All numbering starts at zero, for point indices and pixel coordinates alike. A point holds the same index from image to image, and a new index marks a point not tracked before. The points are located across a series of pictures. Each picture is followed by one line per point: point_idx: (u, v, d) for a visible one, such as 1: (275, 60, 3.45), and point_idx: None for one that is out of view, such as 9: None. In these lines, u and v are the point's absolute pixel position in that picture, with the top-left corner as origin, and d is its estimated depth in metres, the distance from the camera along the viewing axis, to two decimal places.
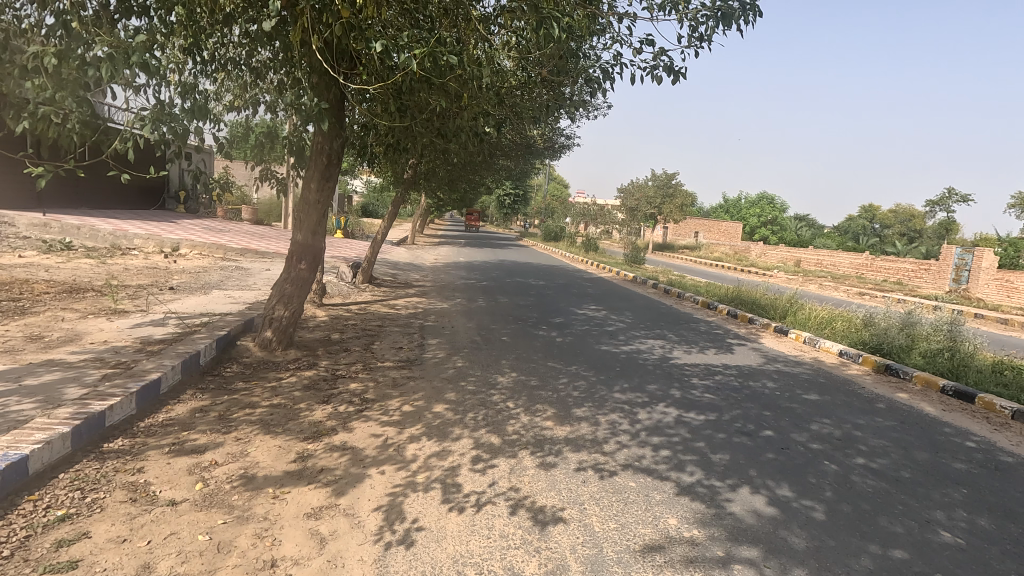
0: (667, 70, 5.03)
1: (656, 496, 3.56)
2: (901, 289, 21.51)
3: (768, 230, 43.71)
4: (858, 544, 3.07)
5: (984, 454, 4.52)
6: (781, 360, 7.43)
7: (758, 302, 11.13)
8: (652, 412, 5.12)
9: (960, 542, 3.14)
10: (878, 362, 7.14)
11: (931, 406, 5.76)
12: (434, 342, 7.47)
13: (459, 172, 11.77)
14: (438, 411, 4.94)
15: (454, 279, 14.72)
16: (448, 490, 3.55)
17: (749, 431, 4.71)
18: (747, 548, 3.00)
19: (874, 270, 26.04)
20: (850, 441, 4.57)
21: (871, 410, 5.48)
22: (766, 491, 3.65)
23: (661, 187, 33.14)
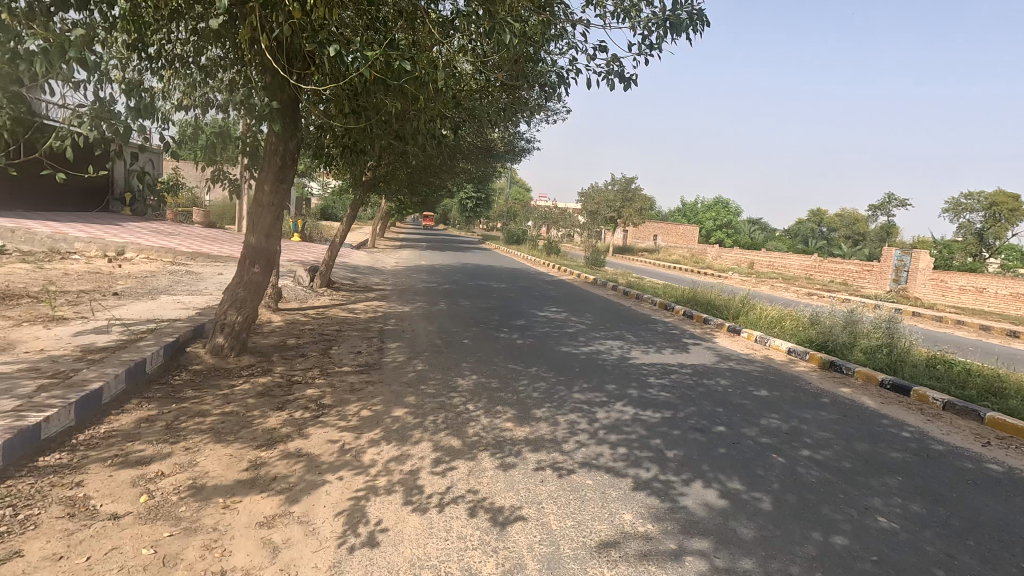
0: (619, 77, 5.14)
1: (612, 492, 3.63)
2: (846, 290, 22.50)
3: (723, 233, 45.00)
4: (802, 532, 3.20)
5: (918, 443, 4.81)
6: (733, 358, 7.70)
7: (712, 303, 11.48)
8: (610, 410, 5.22)
9: (895, 526, 3.33)
10: (823, 359, 7.48)
11: (871, 400, 6.08)
12: (393, 346, 7.39)
13: (419, 175, 11.68)
14: (398, 415, 4.89)
15: (415, 283, 14.57)
16: (410, 492, 3.53)
17: (702, 427, 4.85)
18: (698, 540, 3.09)
19: (822, 272, 27.10)
20: (796, 434, 4.78)
21: (816, 404, 5.73)
22: (718, 484, 3.77)
23: (622, 191, 33.68)
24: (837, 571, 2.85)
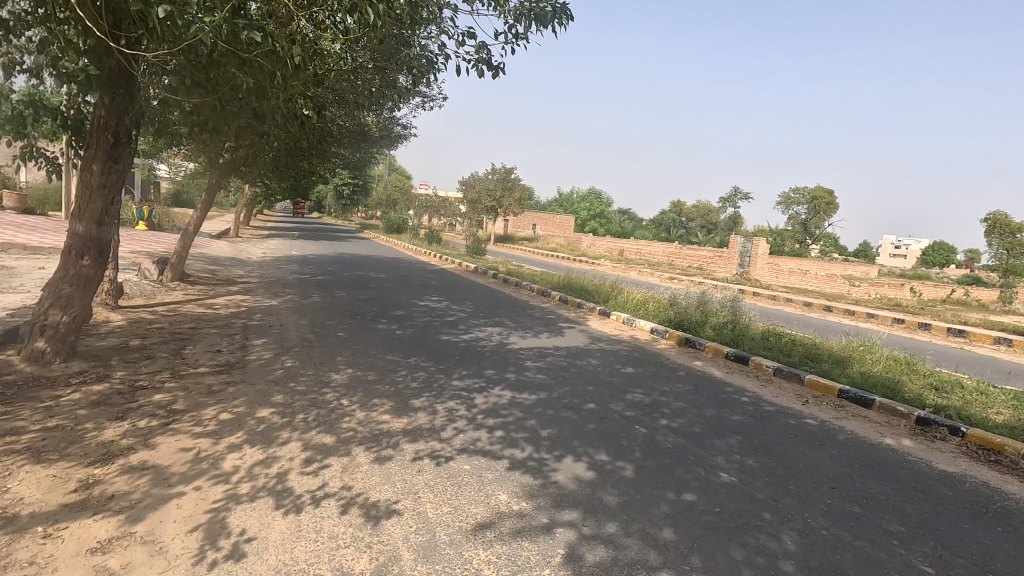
0: (487, 65, 5.18)
1: (489, 475, 3.70)
2: (702, 274, 24.94)
3: (596, 222, 47.60)
4: (658, 494, 3.52)
5: (754, 406, 5.50)
6: (603, 339, 8.22)
7: (585, 288, 12.12)
8: (488, 395, 5.31)
9: (734, 480, 3.78)
10: (679, 336, 8.25)
11: (718, 371, 6.83)
12: (259, 342, 6.86)
13: (285, 159, 10.89)
14: (263, 416, 4.56)
15: (286, 274, 13.62)
16: (276, 496, 3.32)
17: (574, 405, 5.12)
18: (568, 511, 3.27)
19: (681, 258, 29.76)
20: (656, 406, 5.23)
21: (673, 378, 6.31)
22: (587, 457, 4.01)
23: (501, 180, 34.17)
24: (686, 525, 3.17)
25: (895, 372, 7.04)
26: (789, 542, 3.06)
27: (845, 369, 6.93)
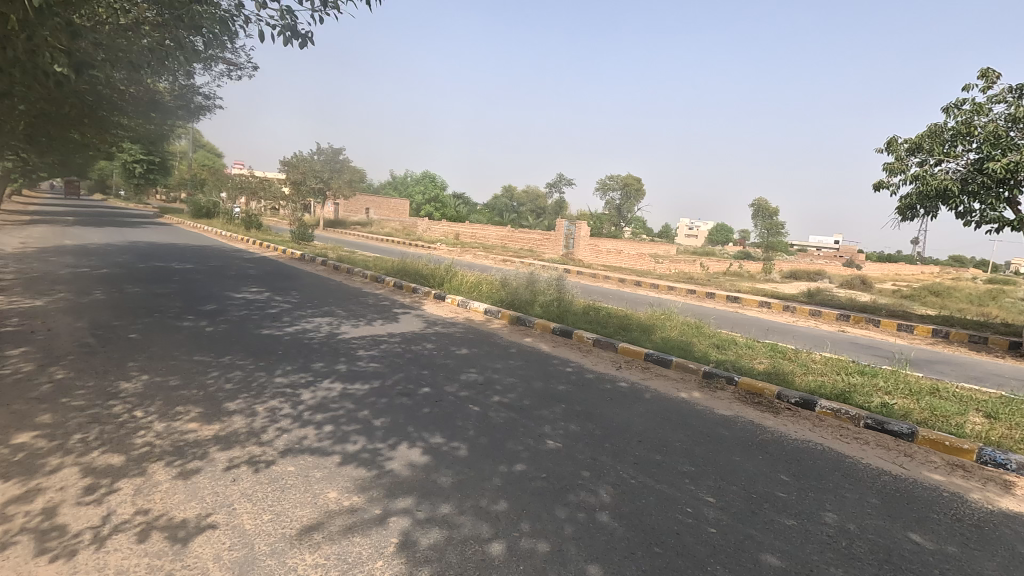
0: (294, 32, 4.76)
1: (317, 473, 3.48)
2: (532, 256, 26.33)
3: (432, 206, 47.39)
4: (491, 468, 3.64)
5: (577, 375, 5.98)
6: (439, 322, 8.24)
7: (420, 273, 12.01)
8: (316, 390, 4.98)
9: (559, 445, 4.07)
10: (511, 315, 8.62)
11: (546, 345, 7.29)
12: (15, 353, 5.56)
13: (44, 127, 8.90)
14: (22, 442, 3.71)
15: (55, 268, 11.23)
16: (42, 537, 2.73)
17: (409, 391, 5.05)
18: (402, 498, 3.22)
19: (513, 241, 31.06)
20: (489, 384, 5.40)
21: (505, 355, 6.58)
22: (421, 442, 3.99)
23: (329, 161, 32.14)
24: (517, 494, 3.33)
25: (688, 335, 8.21)
26: (605, 495, 3.39)
27: (651, 336, 7.89)
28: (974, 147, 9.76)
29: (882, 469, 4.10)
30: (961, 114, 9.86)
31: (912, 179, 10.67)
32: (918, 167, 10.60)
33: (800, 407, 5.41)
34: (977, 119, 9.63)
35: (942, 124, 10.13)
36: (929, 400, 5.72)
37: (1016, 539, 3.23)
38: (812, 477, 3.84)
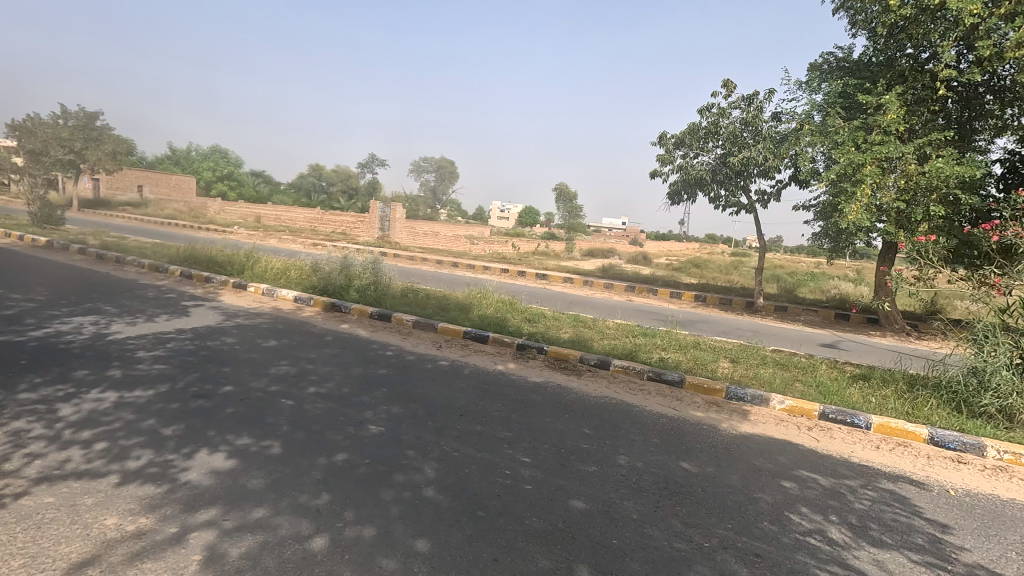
0: None
1: (88, 500, 2.92)
2: (346, 239, 25.11)
3: (225, 184, 42.00)
4: (309, 462, 3.45)
5: (397, 358, 5.94)
6: (241, 314, 7.43)
7: (214, 260, 10.64)
8: (81, 403, 4.14)
9: (381, 429, 4.02)
10: (325, 302, 8.17)
11: (364, 330, 7.07)
12: None
13: None
14: None
15: None
16: None
17: (207, 392, 4.49)
18: (205, 510, 2.88)
19: (324, 224, 28.94)
20: (303, 375, 5.07)
21: (320, 343, 6.23)
22: (226, 445, 3.60)
23: (80, 127, 26.33)
24: (339, 484, 3.22)
25: (503, 311, 8.69)
26: (429, 471, 3.45)
27: (468, 314, 8.16)
28: (719, 144, 11.92)
29: (661, 413, 4.88)
30: (710, 116, 11.92)
31: (677, 169, 12.65)
32: (681, 159, 12.59)
33: (597, 368, 6.14)
34: (721, 121, 11.75)
35: (697, 123, 12.14)
36: (692, 352, 6.95)
37: (751, 454, 4.13)
38: (608, 428, 4.40)
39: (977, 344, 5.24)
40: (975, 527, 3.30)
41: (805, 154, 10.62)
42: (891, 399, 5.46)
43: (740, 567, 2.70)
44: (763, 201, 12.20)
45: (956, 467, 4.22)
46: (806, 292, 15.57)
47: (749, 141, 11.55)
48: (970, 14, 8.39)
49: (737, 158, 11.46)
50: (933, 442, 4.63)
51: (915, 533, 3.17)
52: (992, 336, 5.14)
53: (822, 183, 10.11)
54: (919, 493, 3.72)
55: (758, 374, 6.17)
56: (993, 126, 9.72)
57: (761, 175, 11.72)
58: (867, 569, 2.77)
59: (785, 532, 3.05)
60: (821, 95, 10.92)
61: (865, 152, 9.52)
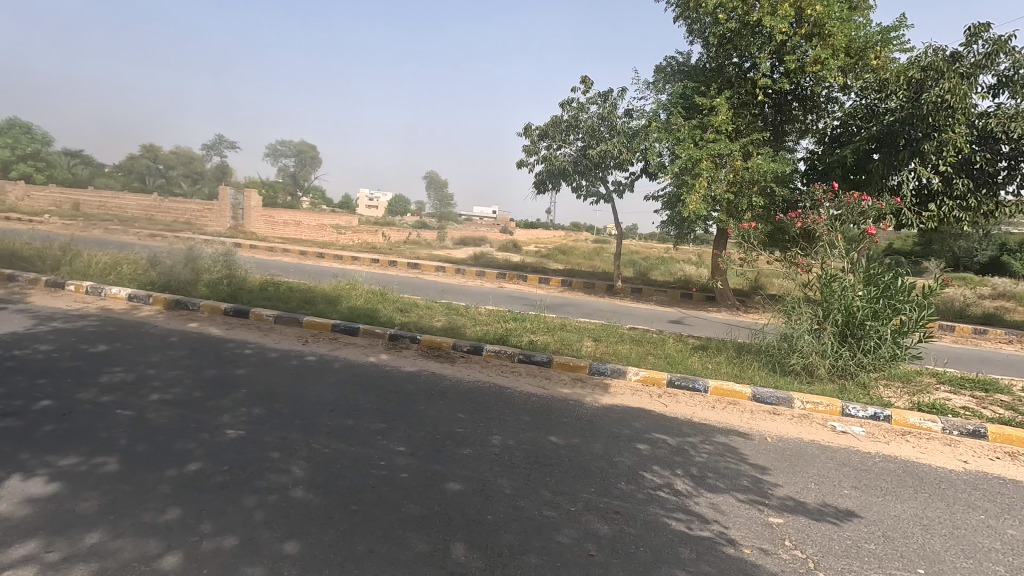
0: None
1: None
2: (191, 229, 22.56)
3: (29, 165, 35.37)
4: (155, 476, 3.11)
5: (258, 356, 5.52)
6: (58, 316, 6.37)
7: (18, 254, 8.97)
8: None
9: (241, 432, 3.74)
10: (167, 299, 7.30)
11: (217, 328, 6.46)
12: None
13: None
14: None
15: None
16: None
17: (16, 409, 3.81)
18: (20, 545, 2.47)
19: (162, 212, 25.05)
20: (143, 382, 4.51)
21: (164, 345, 5.58)
22: (45, 468, 3.10)
23: None
24: (193, 496, 2.95)
25: (373, 302, 8.44)
26: (298, 471, 3.29)
27: (336, 306, 7.81)
28: (580, 137, 12.60)
29: (531, 392, 5.13)
30: (571, 110, 12.54)
31: (542, 160, 13.16)
32: (545, 150, 13.11)
33: (471, 354, 6.25)
34: (580, 115, 12.40)
35: (559, 116, 12.70)
36: (559, 333, 7.35)
37: (611, 423, 4.52)
38: (482, 410, 4.53)
39: (787, 314, 6.21)
40: (785, 466, 3.95)
41: (653, 149, 11.64)
42: (724, 365, 6.27)
43: (602, 525, 2.96)
44: (619, 192, 13.17)
45: (774, 418, 4.99)
46: (658, 275, 17.16)
47: (606, 135, 12.36)
48: (780, 31, 9.96)
49: (596, 151, 12.21)
50: (756, 399, 5.42)
51: (742, 477, 3.71)
52: (797, 307, 6.12)
53: (668, 176, 11.10)
54: (745, 442, 4.35)
55: (617, 351, 6.72)
56: (798, 130, 11.50)
57: (617, 167, 12.63)
58: (705, 511, 3.19)
59: (640, 489, 3.40)
60: (666, 95, 12.00)
61: (702, 148, 10.70)
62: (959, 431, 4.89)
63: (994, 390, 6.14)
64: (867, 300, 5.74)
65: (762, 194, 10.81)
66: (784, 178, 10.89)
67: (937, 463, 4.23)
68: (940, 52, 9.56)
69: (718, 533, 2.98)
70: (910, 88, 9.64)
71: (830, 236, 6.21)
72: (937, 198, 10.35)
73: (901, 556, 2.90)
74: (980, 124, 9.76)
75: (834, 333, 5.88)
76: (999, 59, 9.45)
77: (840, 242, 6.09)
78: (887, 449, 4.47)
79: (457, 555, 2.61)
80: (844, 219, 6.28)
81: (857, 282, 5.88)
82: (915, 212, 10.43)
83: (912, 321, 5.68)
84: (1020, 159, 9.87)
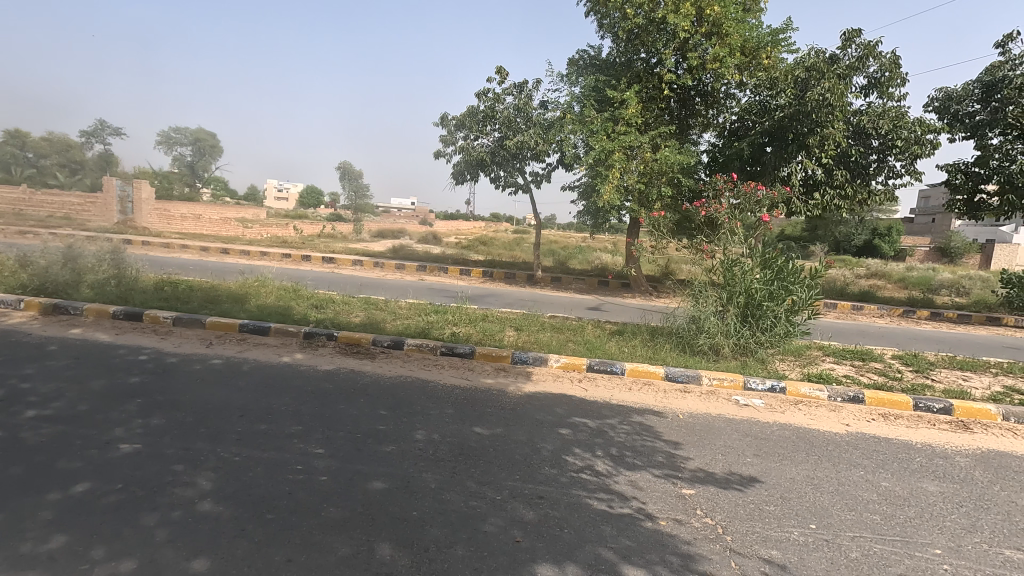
0: None
1: None
2: (70, 225, 20.31)
3: None
4: (34, 502, 2.78)
5: (154, 362, 5.07)
6: None
7: None
8: None
9: (137, 446, 3.42)
10: (43, 304, 6.52)
11: (105, 334, 5.86)
12: None
13: None
14: None
15: None
16: None
17: None
18: None
19: (34, 206, 22.46)
20: (15, 397, 4.00)
21: (40, 355, 4.98)
22: None
23: None
24: (82, 520, 2.66)
25: (285, 300, 8.00)
26: (204, 483, 3.07)
27: (244, 305, 7.34)
28: (496, 127, 12.61)
29: (454, 385, 5.10)
30: (487, 100, 12.52)
31: (459, 151, 13.05)
32: (462, 141, 13.02)
33: (391, 349, 6.10)
34: (496, 106, 12.42)
35: (475, 107, 12.65)
36: (481, 324, 7.37)
37: (534, 410, 4.60)
38: (404, 406, 4.44)
39: (693, 296, 6.61)
40: (695, 440, 4.20)
41: (568, 141, 11.89)
42: (639, 348, 6.57)
43: (527, 511, 3.01)
44: (537, 182, 13.35)
45: (684, 396, 5.30)
46: (576, 263, 17.63)
47: (522, 126, 12.44)
48: (683, 29, 10.49)
49: (512, 142, 12.26)
50: (669, 378, 5.72)
51: (657, 453, 3.91)
52: (703, 290, 6.52)
53: (583, 167, 11.37)
54: (660, 420, 4.59)
55: (538, 339, 6.83)
56: (701, 123, 12.16)
57: (533, 158, 12.76)
58: (625, 489, 3.34)
59: (563, 473, 3.49)
60: (579, 87, 12.26)
61: (614, 140, 11.07)
62: (842, 397, 5.44)
63: (869, 359, 6.91)
64: (763, 282, 6.21)
65: (669, 184, 11.42)
66: (689, 168, 11.54)
67: (824, 428, 4.69)
68: (820, 54, 10.48)
69: (636, 509, 3.12)
70: (797, 87, 10.50)
71: (730, 223, 6.65)
72: (820, 188, 11.38)
73: (796, 514, 3.19)
74: (854, 120, 10.83)
75: (736, 313, 6.34)
76: (869, 62, 10.50)
77: (738, 229, 6.58)
78: (783, 418, 4.88)
79: (382, 555, 2.55)
80: (742, 208, 6.74)
81: (754, 266, 6.33)
82: (802, 200, 11.40)
83: (802, 300, 6.21)
84: (886, 152, 11.07)
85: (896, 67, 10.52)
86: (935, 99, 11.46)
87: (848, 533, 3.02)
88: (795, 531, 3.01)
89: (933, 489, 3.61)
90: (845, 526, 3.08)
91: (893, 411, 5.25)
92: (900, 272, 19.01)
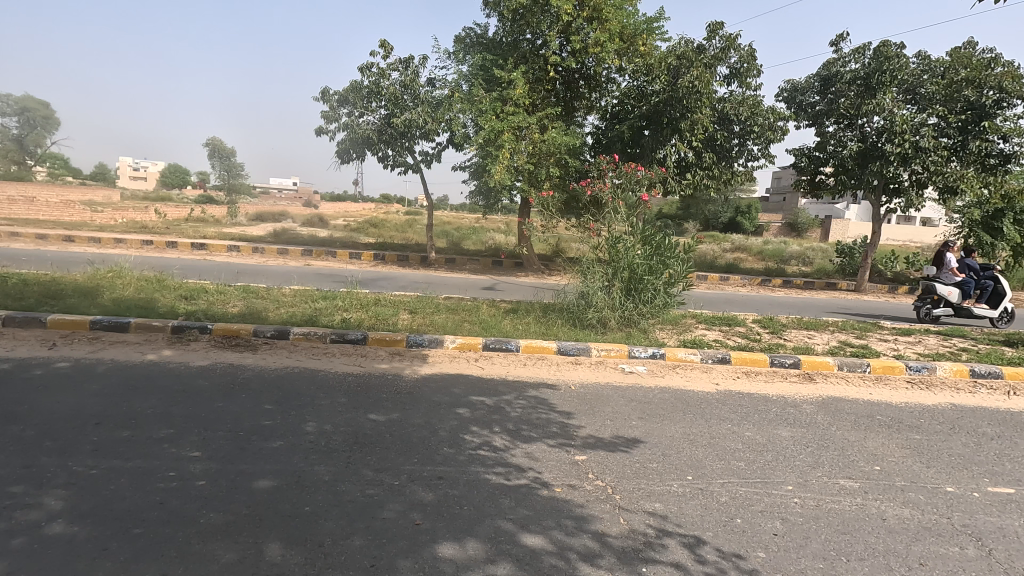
0: None
1: None
2: None
3: None
4: None
5: None
6: None
7: None
8: None
9: None
10: None
11: None
12: None
13: None
14: None
15: None
16: None
17: None
18: None
19: None
20: None
21: None
22: None
23: None
24: None
25: (147, 291, 7.17)
26: (53, 503, 2.69)
27: (95, 299, 6.47)
28: (382, 104, 12.13)
29: (345, 373, 4.90)
30: (371, 75, 12.00)
31: (343, 128, 12.39)
32: (346, 118, 12.36)
33: (275, 339, 5.71)
34: (381, 82, 11.95)
35: (359, 81, 12.06)
36: (373, 309, 7.13)
37: (431, 392, 4.56)
38: (291, 398, 4.19)
39: (582, 273, 6.88)
40: (585, 409, 4.42)
41: (457, 120, 11.77)
42: (533, 325, 6.75)
43: (426, 493, 2.99)
44: (427, 162, 13.08)
45: (576, 367, 5.55)
46: (469, 244, 17.63)
47: (409, 104, 12.06)
48: (566, 13, 10.74)
49: (399, 120, 11.87)
50: (561, 352, 5.95)
51: (551, 424, 4.06)
52: (590, 267, 6.80)
53: (473, 147, 11.27)
54: (553, 392, 4.76)
55: (434, 321, 6.77)
56: (585, 106, 12.57)
57: (423, 137, 12.43)
58: (521, 461, 3.44)
59: (462, 452, 3.51)
60: (466, 66, 12.14)
61: (503, 120, 11.13)
62: (713, 359, 6.00)
63: (734, 324, 7.69)
64: (644, 257, 6.62)
65: (558, 165, 11.72)
66: (575, 150, 11.90)
67: (698, 388, 5.15)
68: (689, 43, 11.27)
69: (533, 479, 3.23)
70: (670, 73, 11.26)
71: (614, 203, 6.94)
72: (692, 168, 12.31)
73: (673, 468, 3.48)
74: (719, 107, 11.79)
75: (621, 287, 6.72)
76: (730, 53, 11.46)
77: (622, 208, 6.88)
78: (663, 382, 5.30)
79: (272, 556, 2.41)
80: (624, 188, 7.05)
81: (636, 242, 6.72)
82: (677, 180, 12.28)
83: (678, 273, 6.71)
84: (746, 137, 12.18)
85: (753, 59, 11.56)
86: (785, 90, 12.81)
87: (717, 480, 3.36)
88: (674, 483, 3.29)
89: (784, 434, 4.12)
90: (714, 475, 3.42)
91: (754, 369, 5.90)
92: (758, 245, 21.22)
